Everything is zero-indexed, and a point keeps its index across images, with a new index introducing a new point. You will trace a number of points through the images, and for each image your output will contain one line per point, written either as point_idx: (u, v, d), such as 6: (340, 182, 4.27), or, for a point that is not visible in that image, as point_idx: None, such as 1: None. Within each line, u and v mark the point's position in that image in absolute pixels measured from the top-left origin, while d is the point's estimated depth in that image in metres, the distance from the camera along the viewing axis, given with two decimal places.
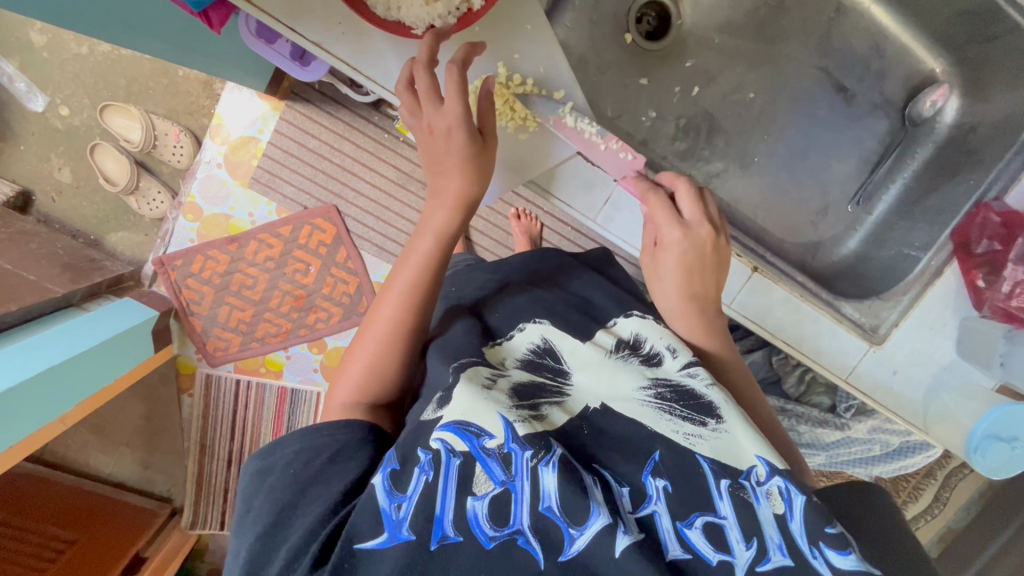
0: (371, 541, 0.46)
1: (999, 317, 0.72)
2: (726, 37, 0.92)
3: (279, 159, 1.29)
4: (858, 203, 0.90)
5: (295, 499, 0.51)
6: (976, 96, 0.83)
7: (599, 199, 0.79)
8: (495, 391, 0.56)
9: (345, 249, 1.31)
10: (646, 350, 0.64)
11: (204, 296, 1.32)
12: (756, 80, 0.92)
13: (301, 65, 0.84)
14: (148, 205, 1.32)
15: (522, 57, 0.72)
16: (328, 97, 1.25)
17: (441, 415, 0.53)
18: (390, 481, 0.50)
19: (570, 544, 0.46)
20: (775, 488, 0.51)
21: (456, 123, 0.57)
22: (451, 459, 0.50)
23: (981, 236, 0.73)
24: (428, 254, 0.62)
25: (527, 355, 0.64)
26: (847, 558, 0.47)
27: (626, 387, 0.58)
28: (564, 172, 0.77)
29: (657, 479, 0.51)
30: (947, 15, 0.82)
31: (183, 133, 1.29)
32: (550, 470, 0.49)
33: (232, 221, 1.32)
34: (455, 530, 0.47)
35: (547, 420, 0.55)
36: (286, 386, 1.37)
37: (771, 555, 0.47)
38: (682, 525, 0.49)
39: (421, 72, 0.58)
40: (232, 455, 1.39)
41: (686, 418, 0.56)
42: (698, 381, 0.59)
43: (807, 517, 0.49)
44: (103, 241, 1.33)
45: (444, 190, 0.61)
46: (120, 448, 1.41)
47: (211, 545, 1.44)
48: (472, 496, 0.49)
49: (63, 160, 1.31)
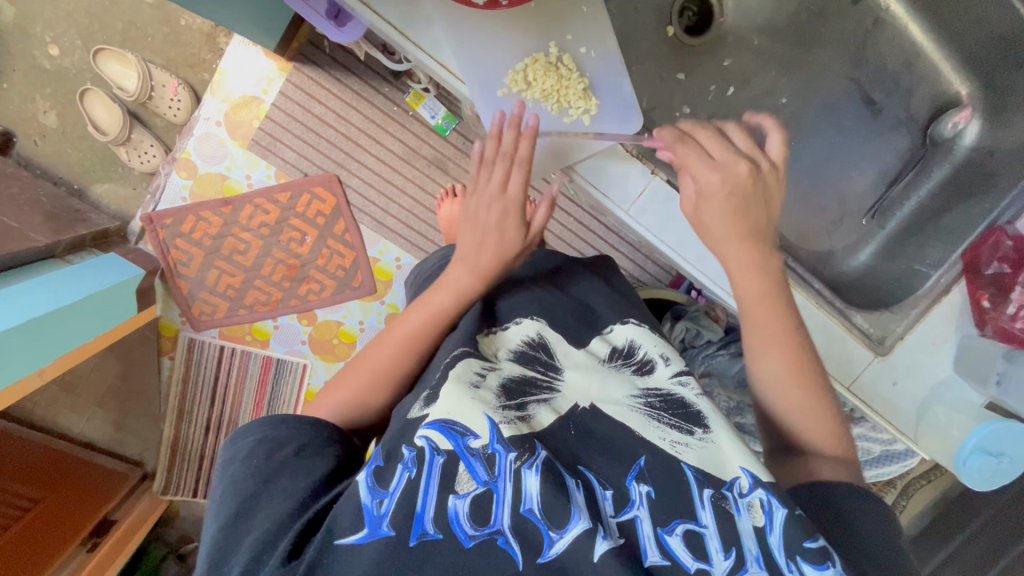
0: (350, 537, 0.45)
1: (1000, 337, 0.75)
2: (766, 40, 0.94)
3: (282, 123, 1.24)
4: (873, 216, 0.92)
5: (259, 491, 0.49)
6: (997, 121, 0.85)
7: (633, 188, 0.74)
8: (484, 390, 0.56)
9: (344, 221, 1.28)
10: (638, 356, 0.65)
11: (193, 258, 1.28)
12: (789, 86, 0.93)
13: (336, 25, 0.82)
14: (138, 158, 1.26)
15: (575, 39, 0.73)
16: (339, 62, 1.21)
17: (428, 413, 0.53)
18: (374, 477, 0.49)
19: (550, 546, 0.47)
20: (757, 500, 0.52)
21: (511, 208, 0.65)
22: (435, 457, 0.50)
23: (991, 258, 0.77)
24: (442, 309, 0.65)
25: (519, 348, 0.63)
26: (824, 573, 0.48)
27: (616, 394, 0.60)
28: (603, 163, 0.74)
29: (640, 484, 0.53)
30: (985, 38, 0.83)
31: (182, 86, 1.24)
32: (532, 473, 0.50)
33: (228, 182, 1.27)
34: (435, 527, 0.46)
35: (533, 420, 0.56)
36: (271, 356, 1.34)
37: (748, 566, 0.49)
38: (663, 531, 0.50)
39: (500, 162, 0.65)
40: (210, 422, 1.36)
41: (673, 426, 0.58)
42: (687, 390, 0.62)
43: (786, 532, 0.50)
44: (88, 192, 1.27)
45: (478, 260, 0.65)
46: (91, 408, 1.36)
47: (181, 511, 1.41)
48: (454, 495, 0.48)
49: (49, 103, 1.24)
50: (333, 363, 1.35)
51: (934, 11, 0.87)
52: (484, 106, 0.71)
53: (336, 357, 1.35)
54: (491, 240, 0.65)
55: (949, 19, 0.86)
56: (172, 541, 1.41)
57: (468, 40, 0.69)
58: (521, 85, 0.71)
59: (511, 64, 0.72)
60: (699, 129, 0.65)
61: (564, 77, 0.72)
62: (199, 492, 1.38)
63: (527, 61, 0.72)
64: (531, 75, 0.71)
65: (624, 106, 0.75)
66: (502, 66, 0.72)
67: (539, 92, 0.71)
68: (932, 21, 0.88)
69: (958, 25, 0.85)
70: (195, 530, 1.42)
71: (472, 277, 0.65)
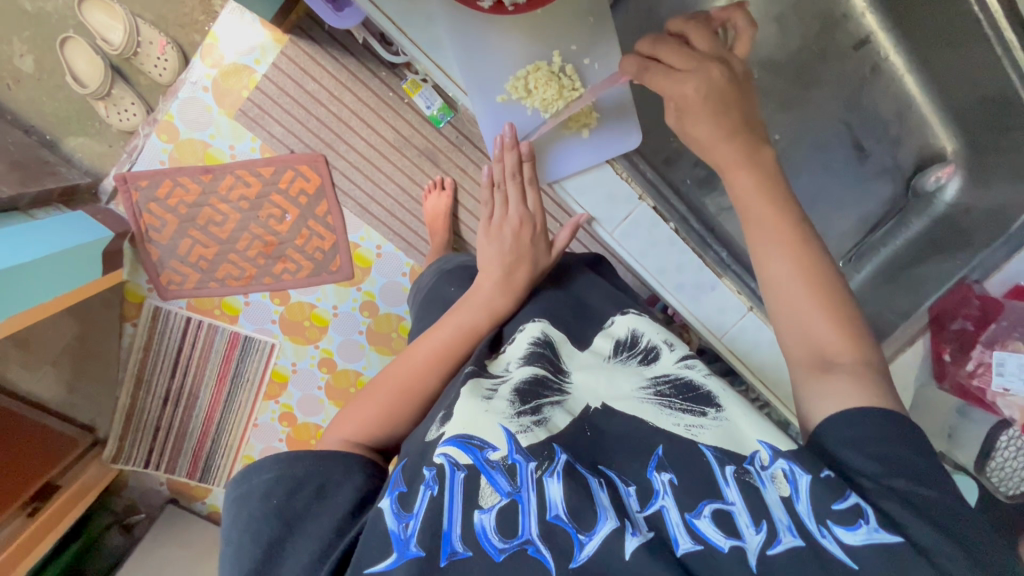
0: (380, 564, 0.45)
1: (956, 391, 0.77)
2: (768, 73, 0.93)
3: (272, 96, 1.21)
4: (850, 260, 0.95)
5: (284, 536, 0.49)
6: (977, 181, 0.87)
7: (620, 211, 0.74)
8: (498, 401, 0.55)
9: (327, 203, 1.25)
10: (643, 345, 0.65)
11: (166, 225, 1.24)
12: (784, 121, 0.94)
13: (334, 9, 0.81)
14: (117, 114, 1.21)
15: (580, 50, 0.72)
16: (336, 41, 1.18)
17: (444, 431, 0.53)
18: (398, 502, 0.49)
19: (580, 549, 0.46)
20: (780, 471, 0.51)
21: (536, 222, 0.71)
22: (455, 473, 0.49)
23: (956, 315, 0.78)
24: (476, 329, 0.64)
25: (528, 351, 0.62)
26: (857, 533, 0.46)
27: (627, 387, 0.59)
28: (595, 180, 0.73)
29: (662, 473, 0.52)
30: (974, 99, 0.83)
31: (169, 45, 1.19)
32: (554, 479, 0.49)
33: (210, 150, 1.23)
34: (464, 545, 0.46)
35: (550, 423, 0.55)
36: (239, 332, 1.31)
37: (782, 536, 0.48)
38: (690, 516, 0.49)
39: (509, 181, 0.70)
40: (168, 393, 1.32)
41: (685, 410, 0.57)
42: (695, 372, 0.62)
43: (814, 497, 0.49)
44: (60, 144, 1.22)
45: (514, 276, 0.68)
46: (44, 367, 1.31)
47: (130, 481, 1.37)
48: (479, 509, 0.48)
49: (26, 47, 1.18)
50: (302, 345, 1.33)
51: (929, 67, 0.88)
52: (482, 113, 0.72)
53: (306, 339, 1.33)
54: (526, 258, 0.69)
55: (940, 77, 0.87)
56: (120, 509, 1.37)
57: (471, 39, 0.68)
58: (521, 92, 0.71)
59: (512, 70, 0.71)
60: (661, 48, 0.63)
61: (564, 89, 0.71)
62: (150, 464, 1.35)
63: (529, 68, 0.71)
64: (532, 83, 0.71)
65: (624, 119, 0.74)
66: (504, 70, 0.71)
67: (539, 101, 0.71)
68: (926, 76, 0.89)
69: (950, 83, 0.86)
70: (144, 501, 1.38)
71: (503, 294, 0.67)
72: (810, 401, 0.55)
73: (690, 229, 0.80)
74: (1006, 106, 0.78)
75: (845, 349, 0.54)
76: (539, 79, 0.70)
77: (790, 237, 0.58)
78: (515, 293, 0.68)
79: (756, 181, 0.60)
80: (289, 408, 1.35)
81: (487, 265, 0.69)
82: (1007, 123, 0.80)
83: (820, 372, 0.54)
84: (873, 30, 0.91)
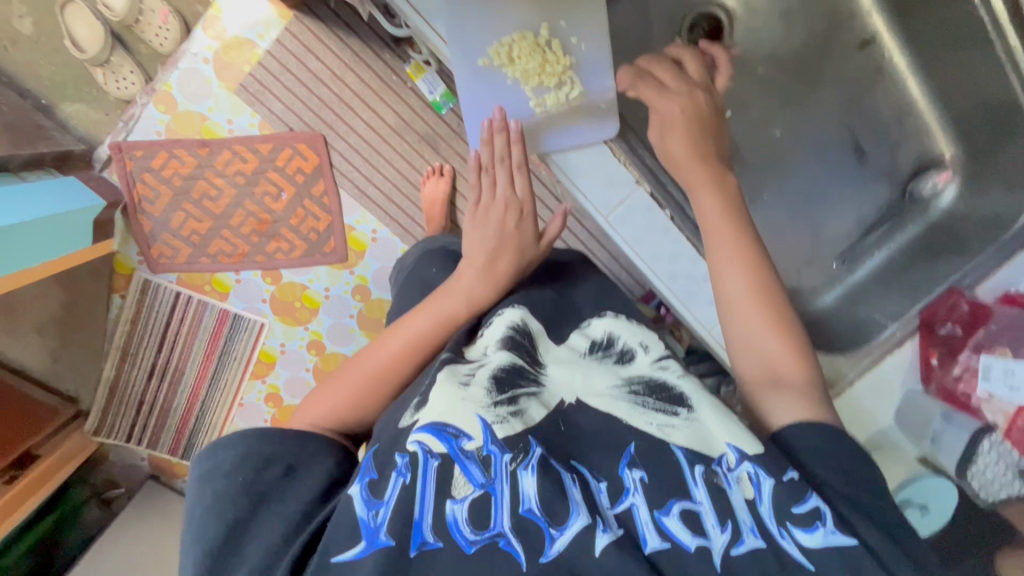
0: (349, 552, 0.45)
1: (942, 395, 0.77)
2: (771, 70, 0.95)
3: (274, 72, 1.19)
4: (844, 261, 0.96)
5: (247, 515, 0.48)
6: (974, 188, 0.87)
7: (614, 195, 0.74)
8: (474, 389, 0.54)
9: (324, 182, 1.24)
10: (618, 347, 0.64)
11: (160, 197, 1.23)
12: (784, 119, 0.96)
13: None
14: (115, 82, 1.20)
15: (569, 28, 0.73)
16: (340, 19, 1.16)
17: (418, 419, 0.52)
18: (368, 489, 0.48)
19: (551, 544, 0.46)
20: (744, 473, 0.51)
21: (526, 209, 0.68)
22: (428, 460, 0.48)
23: (946, 320, 0.78)
24: (450, 319, 0.64)
25: (506, 336, 0.61)
26: (815, 536, 0.47)
27: (601, 384, 0.59)
28: (591, 160, 0.73)
29: (633, 471, 0.52)
30: (974, 104, 0.83)
31: (172, 15, 1.19)
32: (529, 472, 0.49)
33: (208, 123, 1.22)
34: (435, 536, 0.46)
35: (526, 415, 0.54)
36: (228, 310, 1.30)
37: (745, 538, 0.48)
38: (659, 514, 0.49)
39: (499, 166, 0.67)
40: (155, 366, 1.30)
41: (658, 409, 0.56)
42: (670, 374, 0.61)
43: (777, 500, 0.49)
44: (56, 109, 1.21)
45: (493, 265, 0.67)
46: (29, 335, 1.29)
47: (111, 455, 1.37)
48: (452, 499, 0.47)
49: (25, 8, 1.17)
50: (292, 326, 1.32)
51: (933, 72, 0.88)
52: (464, 78, 0.73)
53: (296, 321, 1.32)
54: (509, 245, 0.68)
55: (943, 83, 0.87)
56: (98, 482, 1.38)
57: (466, 11, 0.69)
58: (504, 59, 0.72)
59: (499, 35, 0.72)
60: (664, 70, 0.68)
61: (547, 66, 0.72)
62: (132, 439, 1.34)
63: (515, 36, 0.71)
64: (518, 53, 0.71)
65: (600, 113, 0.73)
66: (494, 46, 0.71)
67: (521, 71, 0.72)
68: (930, 81, 0.89)
69: (952, 89, 0.86)
70: (122, 476, 1.39)
71: (484, 284, 0.66)
72: (772, 409, 0.57)
73: (686, 217, 0.77)
74: (1006, 114, 0.78)
75: (795, 363, 0.57)
76: (524, 49, 0.71)
77: (752, 269, 0.60)
78: (495, 284, 0.67)
79: (728, 211, 0.62)
80: (276, 389, 1.34)
81: (470, 250, 0.67)
82: (1006, 130, 0.80)
83: (771, 385, 0.57)
84: (879, 31, 0.91)
